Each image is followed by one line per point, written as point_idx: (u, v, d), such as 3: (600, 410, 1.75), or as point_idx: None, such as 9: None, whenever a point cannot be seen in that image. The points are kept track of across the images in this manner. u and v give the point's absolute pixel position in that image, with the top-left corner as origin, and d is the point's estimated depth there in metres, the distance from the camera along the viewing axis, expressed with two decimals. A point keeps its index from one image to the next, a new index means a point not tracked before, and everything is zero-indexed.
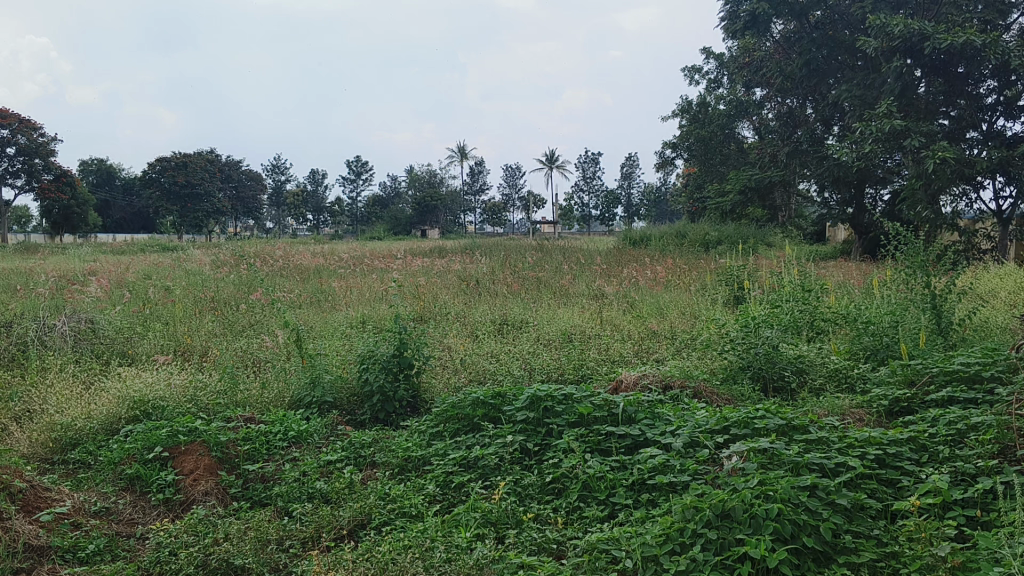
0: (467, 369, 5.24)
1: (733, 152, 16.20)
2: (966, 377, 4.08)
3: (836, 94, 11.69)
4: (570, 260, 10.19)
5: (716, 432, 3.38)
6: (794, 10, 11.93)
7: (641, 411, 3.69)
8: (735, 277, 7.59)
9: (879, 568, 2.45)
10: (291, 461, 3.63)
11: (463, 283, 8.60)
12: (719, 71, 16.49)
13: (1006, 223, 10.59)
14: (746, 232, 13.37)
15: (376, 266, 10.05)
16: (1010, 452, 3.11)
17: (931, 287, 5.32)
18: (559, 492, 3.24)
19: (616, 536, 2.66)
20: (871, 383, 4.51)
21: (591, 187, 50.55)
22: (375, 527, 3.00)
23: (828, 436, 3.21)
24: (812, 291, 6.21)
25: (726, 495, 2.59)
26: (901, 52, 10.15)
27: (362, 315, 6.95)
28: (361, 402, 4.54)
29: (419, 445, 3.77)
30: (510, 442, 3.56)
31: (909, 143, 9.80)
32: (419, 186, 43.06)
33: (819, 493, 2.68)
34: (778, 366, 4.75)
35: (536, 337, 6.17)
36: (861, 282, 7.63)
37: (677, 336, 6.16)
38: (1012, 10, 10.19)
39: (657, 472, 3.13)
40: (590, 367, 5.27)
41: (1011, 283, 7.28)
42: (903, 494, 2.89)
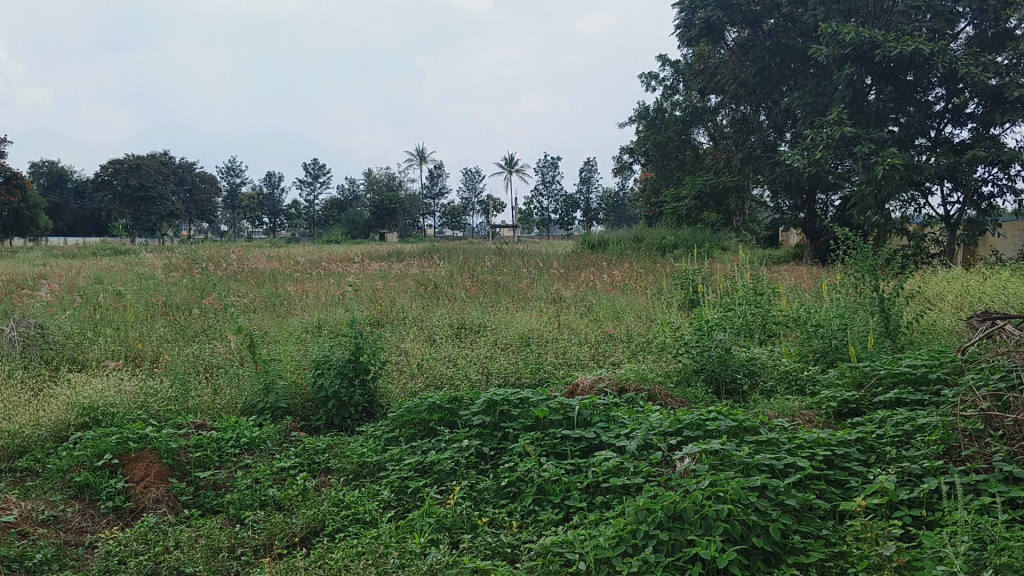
0: (424, 373, 5.24)
1: (689, 157, 16.37)
2: (913, 379, 4.19)
3: (789, 101, 11.90)
4: (528, 265, 10.24)
5: (669, 434, 3.42)
6: (748, 18, 12.23)
7: (596, 414, 3.72)
8: (690, 281, 7.70)
9: (828, 567, 2.51)
10: (243, 468, 3.59)
11: (421, 287, 8.59)
12: (675, 77, 16.66)
13: (953, 229, 10.84)
14: (702, 236, 13.55)
15: (333, 269, 9.99)
16: (955, 452, 3.21)
17: (879, 289, 5.44)
18: (514, 497, 3.26)
19: (570, 539, 2.67)
20: (820, 384, 4.61)
21: (551, 191, 50.66)
22: (328, 534, 2.98)
23: (778, 437, 3.27)
24: (764, 295, 6.32)
25: (677, 497, 2.63)
26: (852, 60, 10.38)
27: (317, 319, 6.90)
28: (315, 407, 4.51)
29: (375, 451, 3.75)
30: (465, 447, 3.57)
31: (860, 149, 10.01)
32: (378, 188, 42.86)
33: (769, 494, 2.73)
34: (730, 369, 4.83)
35: (493, 341, 6.19)
36: (811, 285, 7.77)
37: (633, 340, 6.22)
38: (960, 20, 10.38)
39: (611, 475, 3.16)
40: (547, 371, 5.29)
41: (956, 286, 7.48)
42: (852, 495, 2.96)
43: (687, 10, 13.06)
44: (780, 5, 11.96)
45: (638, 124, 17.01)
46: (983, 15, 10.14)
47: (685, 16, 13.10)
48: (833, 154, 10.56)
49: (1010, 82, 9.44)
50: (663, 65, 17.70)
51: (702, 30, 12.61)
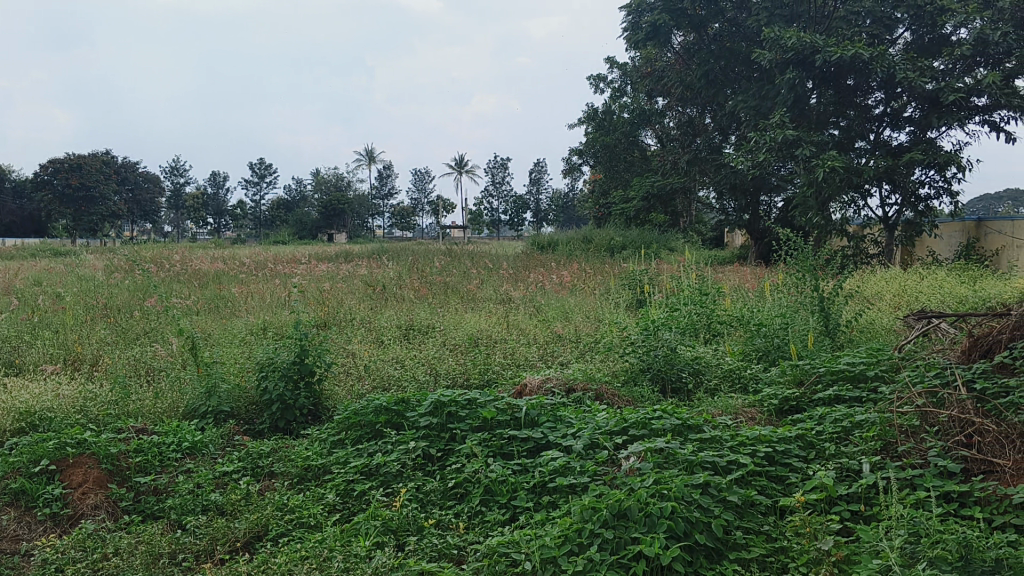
0: (371, 375, 5.20)
1: (637, 159, 16.54)
2: (852, 376, 4.29)
3: (734, 105, 12.10)
4: (478, 265, 10.25)
5: (615, 433, 3.45)
6: (694, 22, 12.37)
7: (543, 414, 3.74)
8: (637, 281, 7.79)
9: (769, 562, 2.56)
10: (185, 473, 3.52)
11: (369, 288, 8.53)
12: (623, 79, 16.82)
13: (891, 229, 11.13)
14: (649, 237, 13.70)
15: (279, 270, 9.88)
16: (892, 448, 3.30)
17: (819, 289, 5.56)
18: (461, 497, 3.25)
19: (515, 540, 2.68)
20: (762, 382, 4.69)
21: (501, 192, 50.68)
22: (271, 539, 2.95)
23: (721, 435, 3.32)
24: (709, 295, 6.42)
25: (623, 496, 2.65)
26: (794, 64, 10.59)
27: (262, 321, 6.80)
28: (259, 410, 4.44)
29: (320, 454, 3.71)
30: (412, 449, 3.55)
31: (802, 151, 10.22)
32: (326, 188, 42.36)
33: (711, 491, 2.77)
34: (676, 368, 4.90)
35: (442, 341, 6.18)
36: (755, 285, 7.92)
37: (581, 340, 6.26)
38: (898, 25, 10.65)
39: (558, 474, 3.18)
40: (495, 372, 5.30)
41: (895, 286, 7.66)
42: (791, 491, 3.02)
43: (634, 14, 13.13)
44: (725, 10, 12.20)
45: (587, 125, 17.12)
46: (920, 21, 10.42)
47: (632, 19, 13.13)
48: (776, 156, 10.77)
49: (946, 87, 9.71)
50: (611, 68, 17.86)
51: (648, 34, 12.67)
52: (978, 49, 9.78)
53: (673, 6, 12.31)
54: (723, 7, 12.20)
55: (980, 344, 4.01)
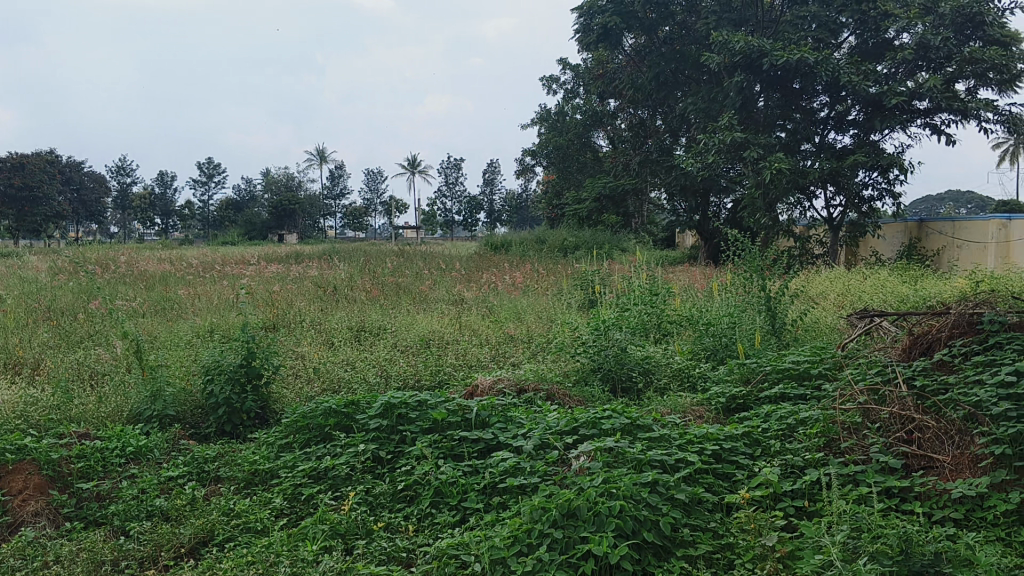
0: (321, 377, 5.15)
1: (589, 160, 16.65)
2: (796, 375, 4.36)
3: (684, 107, 12.24)
4: (431, 266, 10.21)
5: (566, 433, 3.47)
6: (644, 25, 12.49)
7: (494, 415, 3.74)
8: (589, 281, 7.83)
9: (716, 559, 2.59)
10: (129, 478, 3.45)
11: (320, 289, 8.43)
12: (575, 81, 16.92)
13: (836, 230, 11.37)
14: (602, 237, 13.79)
15: (228, 271, 9.72)
16: (835, 444, 3.36)
17: (766, 289, 5.66)
18: (410, 500, 3.23)
19: (465, 541, 2.68)
20: (710, 381, 4.76)
21: (454, 192, 50.54)
22: (217, 544, 2.90)
23: (669, 433, 3.35)
24: (659, 294, 6.48)
25: (572, 495, 2.66)
26: (741, 68, 10.75)
27: (209, 323, 6.67)
28: (205, 414, 4.36)
29: (267, 458, 3.66)
30: (361, 451, 3.52)
31: (750, 153, 10.38)
32: (276, 188, 41.75)
33: (660, 489, 2.80)
34: (626, 367, 4.94)
35: (393, 343, 6.14)
36: (704, 285, 8.02)
37: (533, 340, 6.28)
38: (843, 30, 10.87)
39: (508, 475, 3.19)
40: (447, 374, 5.28)
41: (839, 286, 7.80)
42: (737, 488, 3.07)
43: (585, 15, 13.09)
44: (675, 13, 12.32)
45: (539, 126, 17.18)
46: (864, 26, 10.63)
47: (583, 21, 13.20)
48: (725, 158, 10.93)
49: (888, 91, 9.94)
50: (563, 69, 17.97)
51: (600, 36, 12.73)
52: (919, 53, 10.02)
53: (623, 9, 12.41)
54: (673, 10, 12.33)
55: (920, 342, 4.12)
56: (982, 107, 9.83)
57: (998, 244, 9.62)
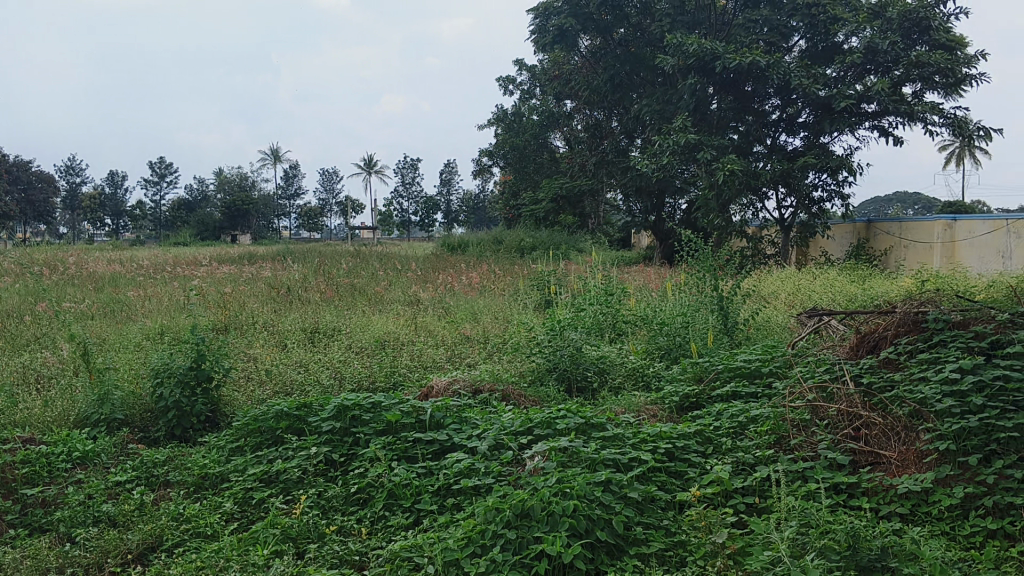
0: (273, 380, 5.09)
1: (546, 160, 16.69)
2: (747, 373, 4.42)
3: (639, 109, 12.35)
4: (386, 266, 10.15)
5: (521, 433, 3.47)
6: (600, 27, 12.55)
7: (448, 416, 3.73)
8: (545, 281, 7.85)
9: (668, 556, 2.61)
10: (75, 484, 3.37)
11: (273, 290, 8.32)
12: (532, 81, 16.96)
13: (787, 230, 11.55)
14: (559, 238, 13.83)
15: (180, 272, 9.55)
16: (784, 441, 3.41)
17: (718, 289, 5.73)
18: (364, 503, 3.20)
19: (418, 543, 2.66)
20: (664, 380, 4.80)
21: (411, 193, 50.29)
22: (166, 550, 2.84)
23: (623, 432, 3.36)
24: (614, 294, 6.52)
25: (525, 495, 2.66)
26: (695, 70, 10.86)
27: (159, 326, 6.54)
28: (155, 417, 4.28)
29: (217, 462, 3.60)
30: (314, 454, 3.48)
31: (703, 154, 10.51)
32: (229, 188, 41.11)
33: (613, 488, 2.82)
34: (581, 367, 4.96)
35: (348, 344, 6.09)
36: (658, 285, 8.09)
37: (489, 341, 6.29)
38: (794, 33, 11.02)
39: (462, 476, 3.17)
40: (402, 374, 5.26)
41: (790, 286, 7.92)
42: (689, 485, 3.09)
43: (541, 17, 13.17)
44: (629, 15, 12.42)
45: (496, 126, 17.18)
46: (814, 30, 10.80)
47: (539, 22, 13.21)
48: (679, 159, 11.04)
49: (837, 94, 10.14)
50: (520, 70, 18.01)
51: (555, 38, 12.76)
52: (867, 57, 10.22)
53: (579, 11, 12.45)
54: (627, 12, 12.42)
55: (867, 340, 4.20)
56: (928, 110, 10.08)
57: (943, 244, 9.86)
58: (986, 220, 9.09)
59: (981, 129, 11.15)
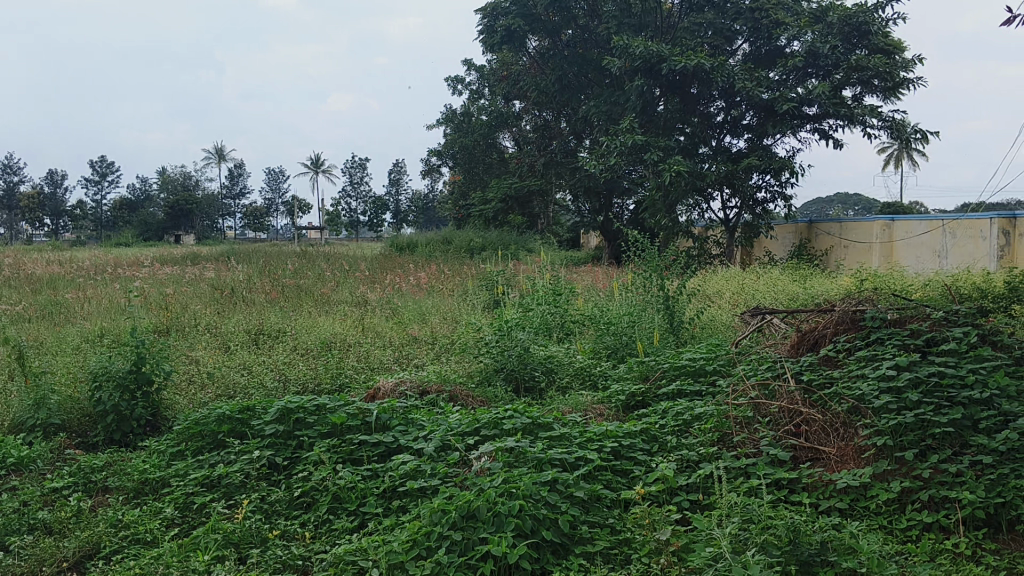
0: (216, 382, 4.98)
1: (495, 160, 16.69)
2: (693, 371, 4.47)
3: (587, 109, 12.42)
4: (333, 267, 10.04)
5: (467, 434, 3.45)
6: (547, 28, 12.61)
7: (395, 418, 3.70)
8: (494, 281, 7.84)
9: (613, 555, 2.61)
10: (9, 492, 3.26)
11: (216, 292, 8.16)
12: (481, 81, 16.95)
13: (732, 231, 11.73)
14: (508, 239, 13.84)
15: (120, 273, 9.33)
16: (728, 438, 3.45)
17: (664, 288, 5.79)
18: (307, 507, 3.15)
19: (363, 547, 2.63)
20: (611, 379, 4.83)
21: (359, 193, 49.85)
22: (104, 557, 2.77)
23: (569, 432, 3.37)
24: (562, 294, 6.54)
25: (471, 496, 2.64)
26: (642, 72, 10.97)
27: (98, 328, 6.36)
28: (93, 422, 4.16)
29: (157, 466, 3.50)
30: (256, 457, 3.41)
31: (650, 155, 10.62)
32: (172, 187, 40.20)
33: (559, 487, 2.82)
34: (529, 367, 4.97)
35: (293, 346, 6.00)
36: (606, 284, 8.15)
37: (437, 341, 6.26)
38: (737, 37, 11.22)
39: (408, 478, 3.14)
40: (348, 376, 5.19)
41: (734, 285, 8.03)
42: (634, 483, 3.11)
43: (489, 17, 13.17)
44: (577, 17, 12.51)
45: (445, 126, 17.13)
46: (757, 33, 11.01)
47: (487, 22, 13.22)
48: (627, 160, 11.13)
49: (779, 97, 10.34)
50: (469, 70, 17.99)
51: (503, 38, 12.77)
52: (808, 61, 10.44)
53: (527, 11, 12.50)
54: (575, 14, 12.50)
55: (807, 338, 4.27)
56: (867, 113, 10.34)
57: (882, 244, 10.10)
58: (923, 221, 9.32)
59: (919, 132, 11.47)
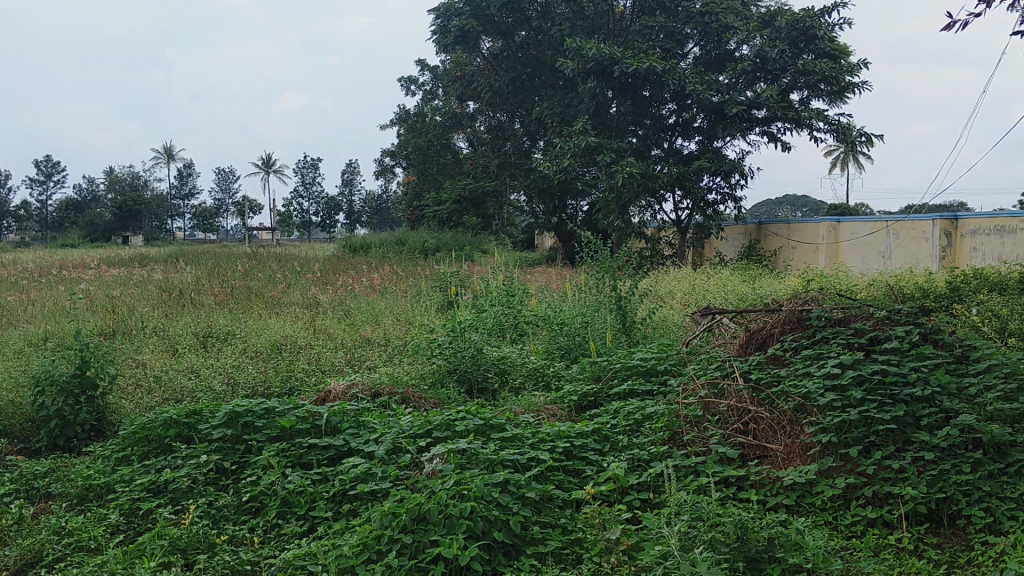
0: (163, 386, 4.88)
1: (448, 161, 16.64)
2: (644, 371, 4.51)
3: (540, 111, 12.46)
4: (285, 268, 9.92)
5: (419, 436, 3.43)
6: (500, 29, 12.62)
7: (346, 421, 3.66)
8: (447, 283, 7.80)
9: (564, 555, 2.62)
10: None
11: (164, 294, 8.00)
12: (434, 82, 16.91)
13: (684, 232, 11.86)
14: (462, 240, 13.81)
15: (64, 275, 9.09)
16: (678, 437, 3.48)
17: (617, 289, 5.83)
18: (256, 511, 3.09)
19: (313, 551, 2.59)
20: (564, 380, 4.84)
21: (312, 194, 49.32)
22: (45, 566, 2.69)
23: (522, 433, 3.37)
24: (516, 295, 6.54)
25: (422, 499, 2.62)
26: (594, 75, 11.04)
27: (41, 331, 6.19)
28: (36, 428, 4.04)
29: (102, 472, 3.41)
30: (203, 462, 3.34)
31: (603, 157, 10.69)
32: (119, 188, 39.28)
33: (510, 489, 2.82)
34: (482, 368, 4.95)
35: (242, 349, 5.91)
36: (560, 285, 8.18)
37: (390, 343, 6.21)
38: (688, 40, 11.36)
39: (359, 481, 3.11)
40: (298, 379, 5.12)
41: (686, 285, 8.12)
42: (586, 483, 3.12)
43: (442, 17, 13.14)
44: (530, 19, 12.54)
45: (399, 127, 17.04)
46: (707, 37, 11.16)
47: (441, 23, 13.18)
48: (580, 161, 11.19)
49: (729, 100, 10.48)
50: (422, 71, 17.92)
51: (457, 39, 12.75)
52: (757, 64, 10.60)
53: (480, 12, 12.50)
54: (528, 15, 12.52)
55: (755, 338, 4.33)
56: (814, 116, 10.53)
57: (828, 245, 10.30)
58: (868, 221, 9.52)
59: (864, 135, 11.72)
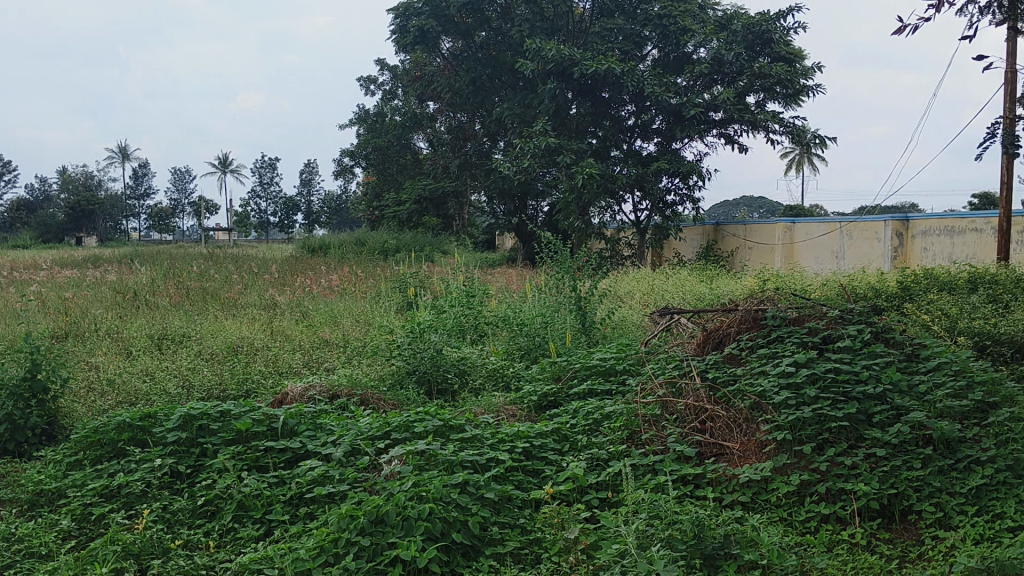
0: (116, 390, 4.79)
1: (408, 161, 16.56)
2: (603, 371, 4.53)
3: (500, 111, 12.46)
4: (243, 269, 9.80)
5: (377, 438, 3.41)
6: (460, 29, 12.59)
7: (303, 423, 3.62)
8: (407, 283, 7.76)
9: (523, 555, 2.62)
10: None
11: (118, 295, 7.85)
12: (394, 82, 16.82)
13: (643, 232, 11.95)
14: (422, 240, 13.76)
15: (14, 276, 8.87)
16: (637, 436, 3.50)
17: (576, 289, 5.85)
18: (212, 515, 3.04)
19: (269, 555, 2.55)
20: (524, 380, 4.85)
21: (271, 194, 48.78)
22: None
23: (481, 433, 3.36)
24: (475, 296, 6.54)
25: (380, 501, 2.59)
26: (554, 76, 11.07)
27: None
28: None
29: (53, 477, 3.33)
30: (158, 466, 3.28)
31: (563, 158, 10.74)
32: (72, 188, 38.42)
33: (469, 490, 2.81)
34: (442, 369, 4.94)
35: (198, 351, 5.81)
36: (520, 285, 8.20)
37: (348, 345, 6.16)
38: (646, 42, 11.37)
39: (316, 484, 3.08)
40: (255, 382, 5.05)
41: (644, 286, 8.19)
42: (545, 483, 3.13)
43: (402, 17, 13.07)
44: (489, 19, 12.52)
45: (358, 126, 16.91)
46: (665, 40, 11.17)
47: (400, 22, 13.10)
48: (540, 161, 11.22)
49: (687, 102, 10.58)
50: (382, 70, 17.81)
51: (416, 39, 12.70)
52: (714, 67, 10.73)
53: (439, 12, 12.45)
54: (487, 16, 12.49)
55: (713, 337, 4.37)
56: (769, 119, 10.69)
57: (784, 245, 10.44)
58: (822, 222, 9.67)
59: (818, 138, 11.93)
